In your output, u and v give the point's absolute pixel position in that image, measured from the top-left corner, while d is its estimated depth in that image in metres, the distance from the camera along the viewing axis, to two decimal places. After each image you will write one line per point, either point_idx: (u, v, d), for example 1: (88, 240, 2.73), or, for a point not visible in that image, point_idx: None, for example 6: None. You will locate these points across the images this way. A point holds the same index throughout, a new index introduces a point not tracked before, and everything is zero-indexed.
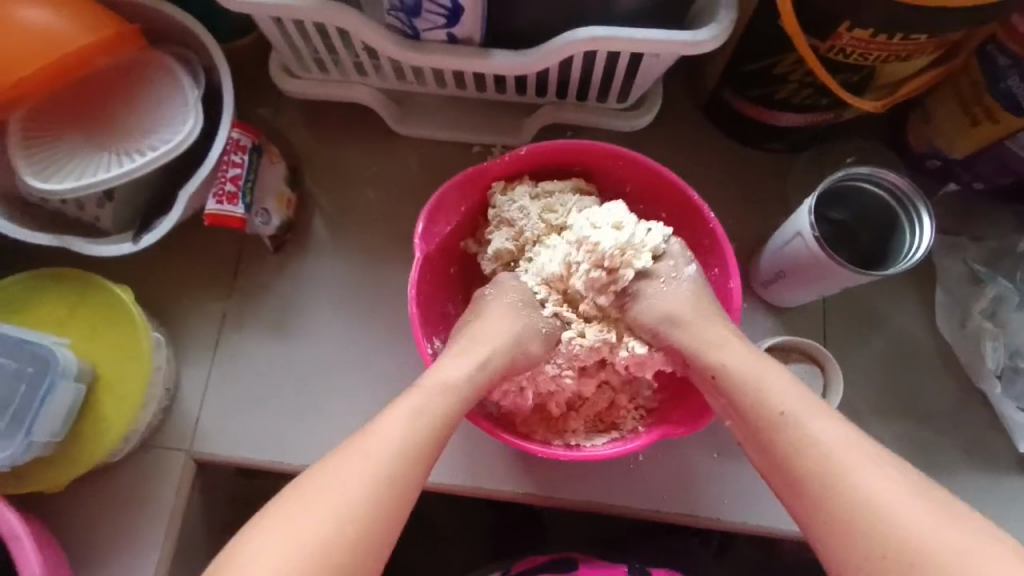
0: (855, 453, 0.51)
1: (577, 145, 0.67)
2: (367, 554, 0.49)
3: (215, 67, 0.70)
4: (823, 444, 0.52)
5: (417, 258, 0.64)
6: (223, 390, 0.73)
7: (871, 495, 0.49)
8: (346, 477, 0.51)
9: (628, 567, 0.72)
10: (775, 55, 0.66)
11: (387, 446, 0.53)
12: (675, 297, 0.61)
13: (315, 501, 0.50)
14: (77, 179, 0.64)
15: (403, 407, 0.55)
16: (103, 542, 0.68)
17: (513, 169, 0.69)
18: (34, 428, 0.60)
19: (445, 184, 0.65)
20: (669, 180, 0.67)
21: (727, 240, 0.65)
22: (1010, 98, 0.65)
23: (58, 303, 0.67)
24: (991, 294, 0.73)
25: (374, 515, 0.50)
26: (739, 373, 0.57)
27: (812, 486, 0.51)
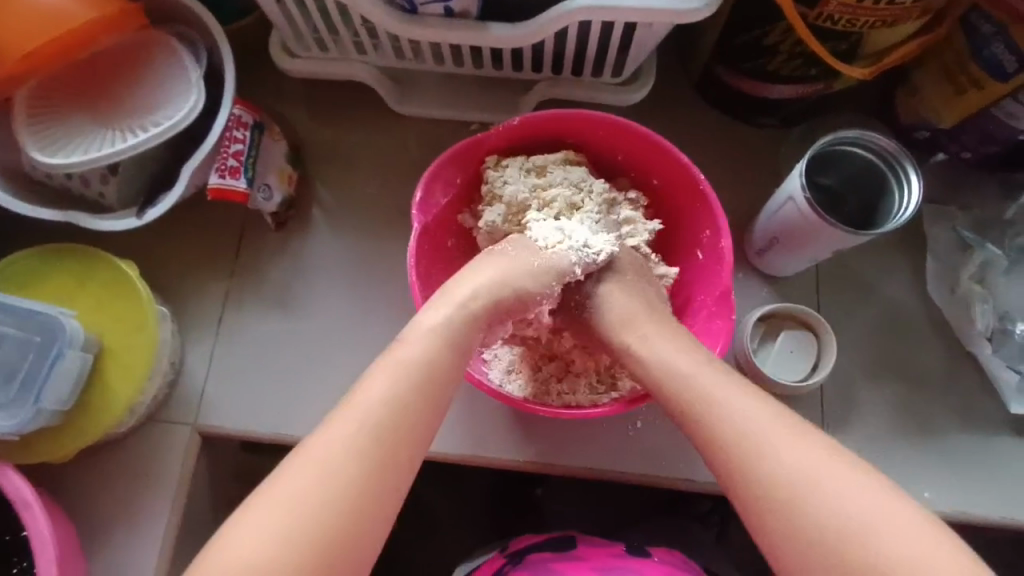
0: (773, 436, 0.51)
1: (568, 115, 0.68)
2: (370, 519, 0.48)
3: (217, 46, 0.71)
4: (737, 426, 0.52)
5: (414, 228, 0.66)
6: (227, 364, 0.74)
7: (787, 475, 0.50)
8: (334, 447, 0.49)
9: (625, 545, 0.71)
10: (765, 25, 0.68)
11: (377, 404, 0.51)
12: (609, 305, 0.62)
13: (308, 470, 0.48)
14: (82, 154, 0.65)
15: (391, 365, 0.53)
16: (110, 514, 0.69)
17: (506, 142, 0.70)
18: (43, 397, 0.61)
19: (439, 156, 0.67)
20: (657, 145, 0.68)
21: (715, 199, 0.67)
22: (995, 65, 0.67)
23: (65, 277, 0.68)
24: (979, 260, 0.75)
25: (368, 487, 0.48)
26: (645, 355, 0.58)
27: (738, 474, 0.51)
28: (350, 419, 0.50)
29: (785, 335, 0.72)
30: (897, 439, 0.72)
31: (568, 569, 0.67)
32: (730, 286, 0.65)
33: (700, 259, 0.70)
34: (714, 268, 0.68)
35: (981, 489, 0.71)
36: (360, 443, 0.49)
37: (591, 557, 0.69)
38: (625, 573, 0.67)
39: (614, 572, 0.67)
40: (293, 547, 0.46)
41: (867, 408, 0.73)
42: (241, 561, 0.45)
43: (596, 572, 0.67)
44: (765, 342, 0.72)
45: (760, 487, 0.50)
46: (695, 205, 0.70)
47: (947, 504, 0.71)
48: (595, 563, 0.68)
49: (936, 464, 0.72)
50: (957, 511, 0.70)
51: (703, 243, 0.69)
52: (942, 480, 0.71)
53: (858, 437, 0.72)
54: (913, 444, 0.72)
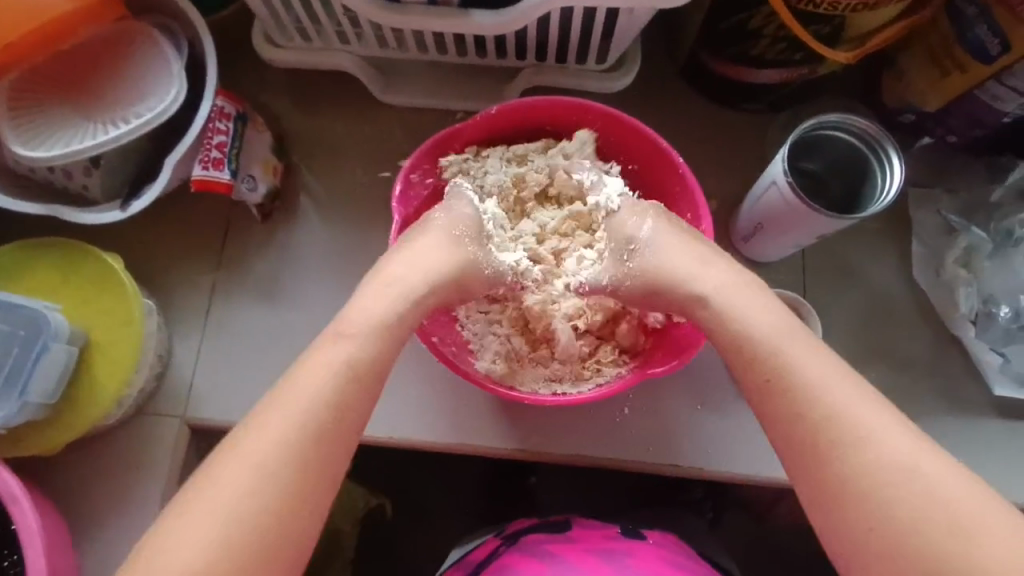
0: (855, 397, 0.51)
1: (545, 101, 0.68)
2: (309, 501, 0.49)
3: (197, 36, 0.71)
4: (820, 382, 0.52)
5: (394, 221, 0.66)
6: (214, 356, 0.74)
7: (869, 435, 0.49)
8: (271, 431, 0.49)
9: (620, 529, 0.71)
10: (748, 10, 0.68)
11: (313, 387, 0.51)
12: (661, 255, 0.61)
13: (243, 455, 0.48)
14: (63, 147, 0.65)
15: (328, 347, 0.53)
16: (101, 506, 0.69)
17: (486, 131, 0.70)
18: (28, 391, 0.61)
19: (418, 147, 0.67)
20: (635, 128, 0.68)
21: (694, 181, 0.67)
22: (979, 48, 0.67)
23: (50, 271, 0.68)
24: (964, 244, 0.75)
25: (299, 480, 0.48)
26: (722, 306, 0.58)
27: (809, 428, 0.51)
28: (283, 410, 0.50)
29: None
30: None
31: (561, 550, 0.67)
32: None
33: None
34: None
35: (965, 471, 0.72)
36: (291, 434, 0.49)
37: (585, 539, 0.69)
38: (617, 554, 0.67)
39: (607, 554, 0.67)
40: (228, 541, 0.46)
41: None
42: (174, 557, 0.45)
43: (589, 554, 0.67)
44: None
45: (811, 436, 0.51)
46: (675, 188, 0.70)
47: None
48: (588, 545, 0.68)
49: None
50: None
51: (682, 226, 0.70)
52: None
53: None
54: None
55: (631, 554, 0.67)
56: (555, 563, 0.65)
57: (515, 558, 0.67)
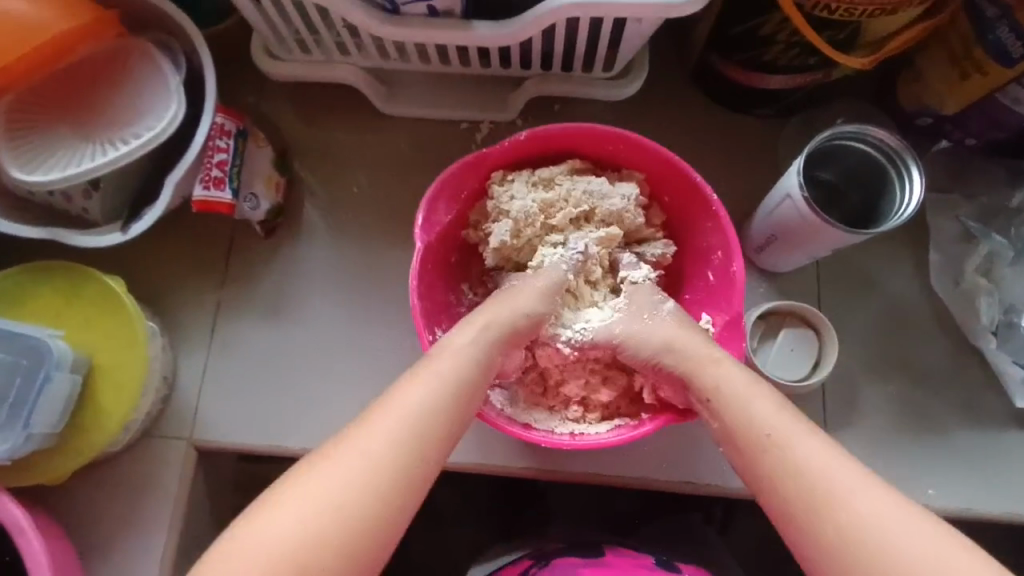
0: (867, 487, 0.49)
1: (577, 128, 0.66)
2: (394, 519, 0.50)
3: (195, 51, 0.69)
4: (827, 470, 0.50)
5: (418, 247, 0.64)
6: (220, 378, 0.73)
7: (877, 527, 0.48)
8: (370, 445, 0.51)
9: (655, 560, 0.69)
10: (760, 15, 0.65)
11: (414, 412, 0.53)
12: (671, 329, 0.60)
13: (344, 463, 0.50)
14: (62, 170, 0.64)
15: (429, 372, 0.55)
16: (109, 531, 0.69)
17: (511, 156, 0.68)
18: (34, 421, 0.60)
19: (446, 170, 0.64)
20: (670, 162, 0.66)
21: (730, 224, 0.65)
22: (1000, 50, 0.65)
23: (54, 296, 0.67)
24: (985, 251, 0.73)
25: (373, 515, 0.49)
26: (736, 398, 0.55)
27: (812, 517, 0.50)
28: (369, 439, 0.51)
29: (785, 333, 0.70)
30: (899, 436, 0.71)
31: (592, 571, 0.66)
32: (740, 314, 0.64)
33: (711, 281, 0.68)
34: (726, 290, 0.65)
35: (984, 484, 0.70)
36: (373, 465, 0.50)
37: (617, 565, 0.68)
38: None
39: None
40: (321, 543, 0.48)
41: (869, 403, 0.72)
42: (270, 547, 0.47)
43: None
44: (765, 340, 0.71)
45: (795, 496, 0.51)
46: (708, 222, 0.67)
47: (950, 499, 0.70)
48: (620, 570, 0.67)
49: (939, 459, 0.71)
50: (960, 506, 0.70)
51: (713, 265, 0.67)
52: (945, 475, 0.70)
53: (860, 434, 0.71)
54: (917, 442, 0.71)
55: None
56: None
57: None
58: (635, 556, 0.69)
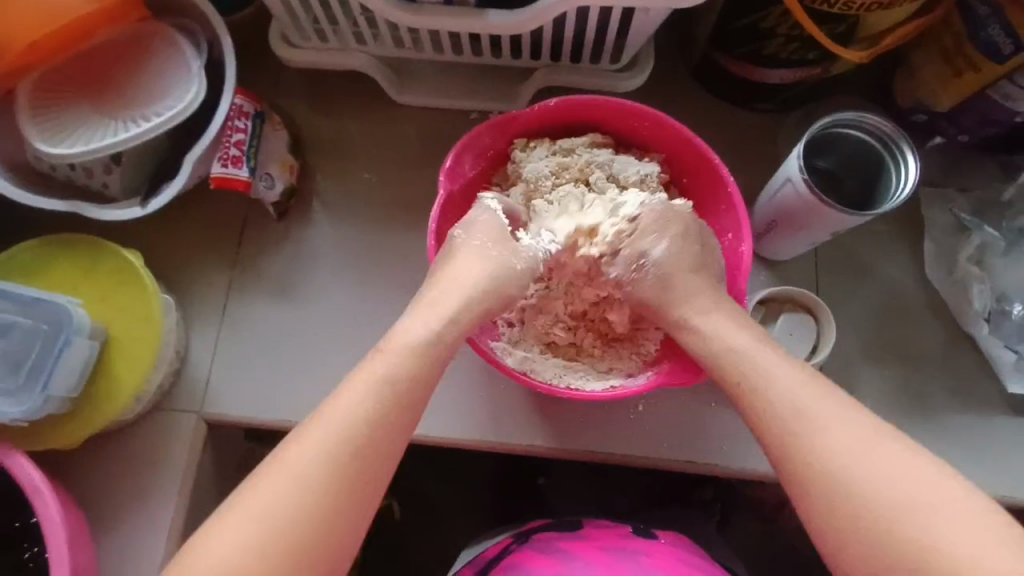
0: (837, 416, 0.53)
1: (600, 102, 0.69)
2: (338, 530, 0.51)
3: (217, 36, 0.72)
4: (799, 400, 0.54)
5: (441, 195, 0.67)
6: (231, 350, 0.74)
7: (841, 451, 0.51)
8: (310, 456, 0.51)
9: (632, 528, 0.72)
10: (762, 10, 0.68)
11: (350, 417, 0.53)
12: (668, 270, 0.62)
13: (283, 474, 0.51)
14: (85, 144, 0.66)
15: (366, 378, 0.55)
16: (116, 502, 0.70)
17: (539, 124, 0.71)
18: (50, 384, 0.61)
19: (474, 127, 0.68)
20: (690, 141, 0.69)
21: (741, 204, 0.67)
22: (991, 48, 0.67)
23: (72, 267, 0.68)
24: (976, 242, 0.75)
25: (327, 511, 0.50)
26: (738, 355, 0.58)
27: (780, 445, 0.54)
28: (325, 428, 0.52)
29: (784, 317, 0.72)
30: (895, 420, 0.73)
31: (573, 547, 0.68)
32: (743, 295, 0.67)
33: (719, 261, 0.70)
34: (733, 270, 0.68)
35: (977, 469, 0.72)
36: (319, 469, 0.51)
37: (598, 537, 0.69)
38: (629, 552, 0.67)
39: (619, 551, 0.67)
40: (260, 559, 0.48)
41: (866, 388, 0.74)
42: (219, 555, 0.48)
43: (603, 551, 0.67)
44: (764, 324, 0.73)
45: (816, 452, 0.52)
46: (722, 205, 0.70)
47: None
48: (600, 543, 0.68)
49: (932, 443, 0.72)
50: None
51: (724, 246, 0.69)
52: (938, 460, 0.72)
53: None
54: (911, 426, 0.73)
55: (643, 552, 0.68)
56: (566, 558, 0.66)
57: (528, 554, 0.67)
58: (612, 526, 0.71)
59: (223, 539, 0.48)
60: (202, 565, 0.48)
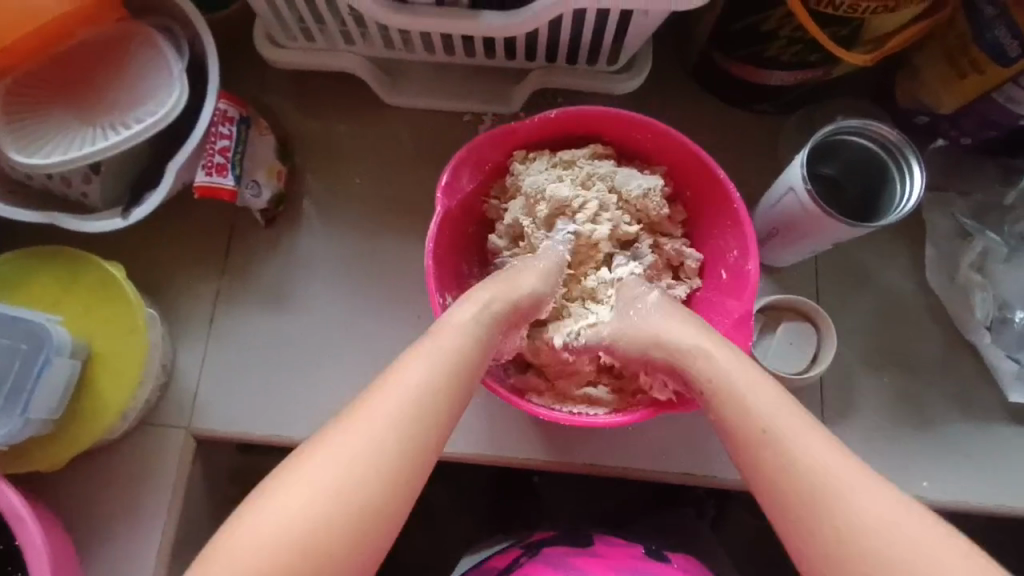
0: (864, 486, 0.48)
1: (601, 112, 0.67)
2: (385, 511, 0.49)
3: (199, 37, 0.69)
4: (826, 469, 0.49)
5: (438, 211, 0.65)
6: (222, 367, 0.72)
7: (872, 527, 0.47)
8: (366, 431, 0.51)
9: (644, 550, 0.71)
10: (764, 11, 0.66)
11: (406, 394, 0.52)
12: (661, 320, 0.60)
13: (335, 449, 0.50)
14: (62, 153, 0.63)
15: (425, 355, 0.55)
16: (104, 521, 0.68)
17: (538, 135, 0.69)
18: (30, 406, 0.59)
19: (472, 141, 0.65)
20: (694, 153, 0.67)
21: (746, 215, 0.65)
22: (997, 50, 0.66)
23: (52, 280, 0.66)
24: (978, 248, 0.74)
25: (377, 488, 0.49)
26: (733, 386, 0.54)
27: (803, 523, 0.49)
28: (374, 413, 0.51)
29: (784, 326, 0.71)
30: (895, 430, 0.72)
31: (586, 563, 0.67)
32: (749, 312, 0.63)
33: (722, 278, 0.68)
34: (736, 288, 0.66)
35: (976, 477, 0.71)
36: (376, 445, 0.50)
37: (608, 555, 0.69)
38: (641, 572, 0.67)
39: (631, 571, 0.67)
40: (304, 535, 0.47)
41: (866, 396, 0.73)
42: (263, 529, 0.47)
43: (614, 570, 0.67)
44: (765, 333, 0.72)
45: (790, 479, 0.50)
46: (727, 222, 0.68)
47: (943, 492, 0.71)
48: (612, 561, 0.68)
49: (931, 452, 0.72)
50: (952, 499, 0.71)
51: (729, 262, 0.67)
52: (937, 469, 0.71)
53: (856, 428, 0.72)
54: (911, 435, 0.72)
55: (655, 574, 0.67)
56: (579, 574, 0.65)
57: (540, 569, 0.66)
58: (626, 545, 0.71)
59: (265, 521, 0.47)
60: (243, 548, 0.46)
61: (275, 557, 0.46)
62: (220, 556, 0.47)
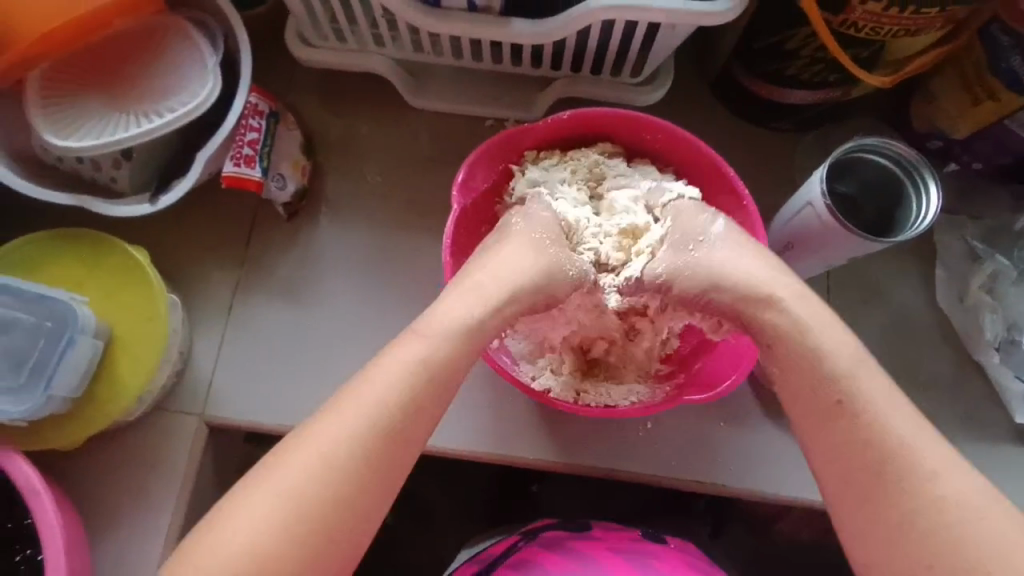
0: (940, 458, 0.51)
1: (611, 113, 0.68)
2: (352, 514, 0.50)
3: (232, 30, 0.70)
4: (903, 435, 0.52)
5: (454, 210, 0.66)
6: (238, 352, 0.73)
7: (948, 497, 0.50)
8: (331, 438, 0.51)
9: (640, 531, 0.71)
10: (786, 30, 0.68)
11: (371, 401, 0.52)
12: (727, 257, 0.61)
13: (301, 454, 0.50)
14: (96, 137, 0.64)
15: (390, 364, 0.54)
16: (115, 503, 0.68)
17: (550, 136, 0.70)
18: (53, 384, 0.60)
19: (486, 142, 0.67)
20: (701, 151, 0.69)
21: (757, 218, 0.67)
22: (1012, 76, 0.67)
23: (76, 262, 0.67)
24: (989, 271, 0.75)
25: (341, 493, 0.50)
26: (799, 351, 0.57)
27: (878, 491, 0.51)
28: (342, 417, 0.52)
29: None
30: None
31: (584, 547, 0.68)
32: None
33: None
34: None
35: None
36: (339, 452, 0.50)
37: (606, 539, 0.69)
38: (636, 555, 0.68)
39: (629, 554, 0.67)
40: (264, 541, 0.48)
41: None
42: (231, 531, 0.48)
43: (612, 553, 0.68)
44: None
45: (876, 448, 0.52)
46: (737, 220, 0.69)
47: None
48: (610, 544, 0.69)
49: None
50: None
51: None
52: None
53: None
54: None
55: (649, 555, 0.68)
56: (578, 558, 0.66)
57: (538, 552, 0.67)
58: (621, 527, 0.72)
59: (232, 532, 0.48)
60: (215, 548, 0.48)
61: (241, 566, 0.47)
62: (189, 565, 0.47)
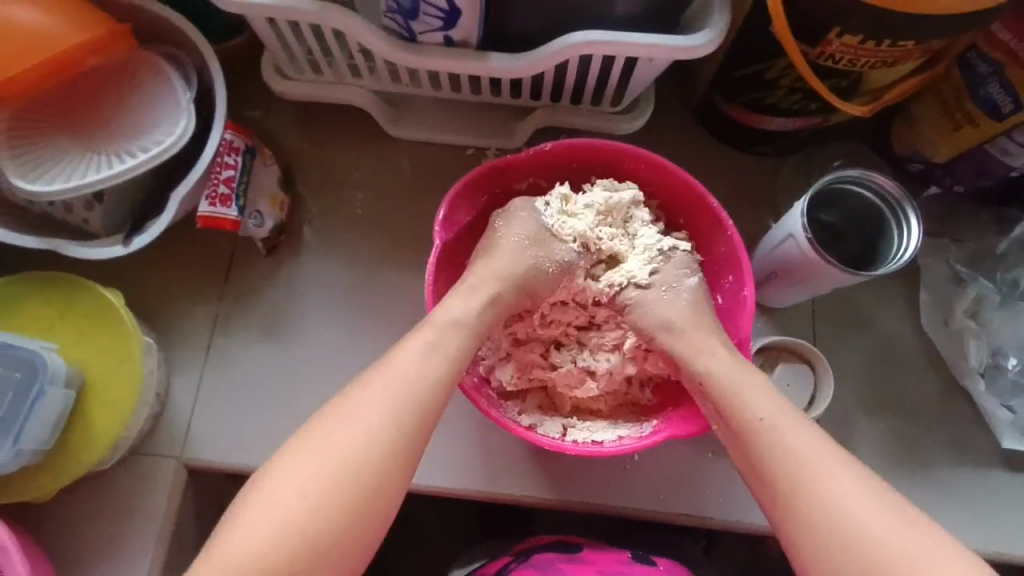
0: (843, 470, 0.52)
1: (594, 144, 0.67)
2: (375, 499, 0.51)
3: (207, 67, 0.69)
4: (805, 455, 0.53)
5: (436, 245, 0.65)
6: (216, 392, 0.72)
7: (859, 513, 0.50)
8: (354, 421, 0.53)
9: (632, 554, 0.70)
10: (765, 61, 0.67)
11: (390, 388, 0.54)
12: (687, 310, 0.62)
13: (322, 442, 0.52)
14: (66, 180, 0.63)
15: (413, 348, 0.56)
16: (91, 553, 0.67)
17: (533, 167, 0.69)
18: (23, 436, 0.59)
19: (470, 173, 0.66)
20: (685, 181, 0.68)
21: (741, 246, 0.66)
22: (990, 105, 0.67)
23: (47, 307, 0.66)
24: (973, 294, 0.75)
25: (361, 479, 0.51)
26: (726, 382, 0.57)
27: (792, 504, 0.52)
28: (363, 402, 0.53)
29: (782, 368, 0.71)
30: (889, 474, 0.73)
31: (573, 569, 0.66)
32: (748, 337, 0.65)
33: (719, 303, 0.69)
34: (735, 314, 0.67)
35: (973, 524, 0.71)
36: (360, 439, 0.52)
37: (598, 562, 0.68)
38: None
39: None
40: (296, 528, 0.49)
41: (862, 440, 0.73)
42: (262, 519, 0.49)
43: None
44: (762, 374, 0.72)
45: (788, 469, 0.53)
46: (723, 251, 0.68)
47: None
48: (600, 567, 0.67)
49: (928, 498, 0.72)
50: None
51: (724, 288, 0.68)
52: (933, 513, 0.72)
53: None
54: (907, 480, 0.72)
55: None
56: None
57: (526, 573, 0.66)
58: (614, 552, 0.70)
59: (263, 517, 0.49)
60: (249, 530, 0.49)
61: (271, 549, 0.48)
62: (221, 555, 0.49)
